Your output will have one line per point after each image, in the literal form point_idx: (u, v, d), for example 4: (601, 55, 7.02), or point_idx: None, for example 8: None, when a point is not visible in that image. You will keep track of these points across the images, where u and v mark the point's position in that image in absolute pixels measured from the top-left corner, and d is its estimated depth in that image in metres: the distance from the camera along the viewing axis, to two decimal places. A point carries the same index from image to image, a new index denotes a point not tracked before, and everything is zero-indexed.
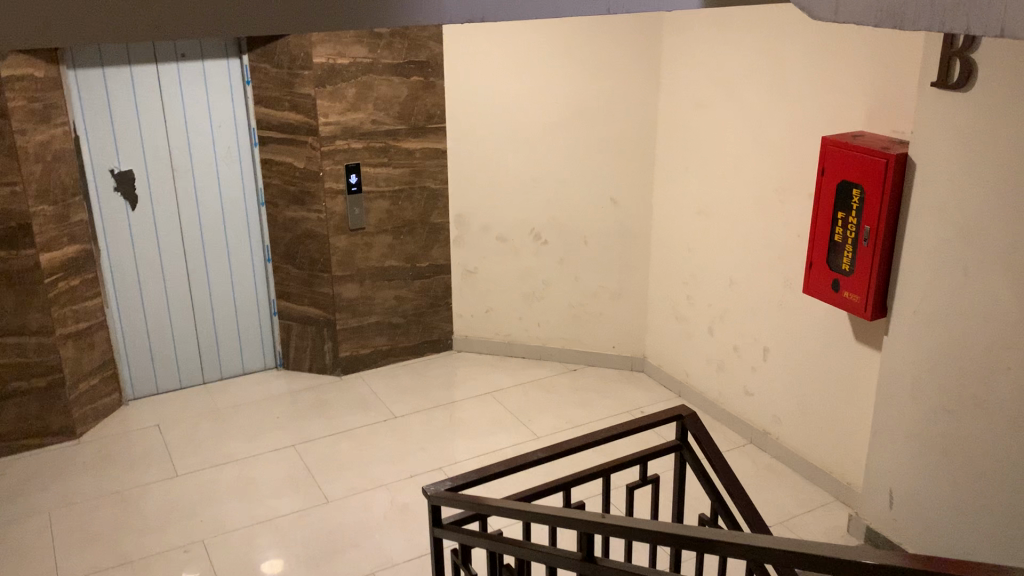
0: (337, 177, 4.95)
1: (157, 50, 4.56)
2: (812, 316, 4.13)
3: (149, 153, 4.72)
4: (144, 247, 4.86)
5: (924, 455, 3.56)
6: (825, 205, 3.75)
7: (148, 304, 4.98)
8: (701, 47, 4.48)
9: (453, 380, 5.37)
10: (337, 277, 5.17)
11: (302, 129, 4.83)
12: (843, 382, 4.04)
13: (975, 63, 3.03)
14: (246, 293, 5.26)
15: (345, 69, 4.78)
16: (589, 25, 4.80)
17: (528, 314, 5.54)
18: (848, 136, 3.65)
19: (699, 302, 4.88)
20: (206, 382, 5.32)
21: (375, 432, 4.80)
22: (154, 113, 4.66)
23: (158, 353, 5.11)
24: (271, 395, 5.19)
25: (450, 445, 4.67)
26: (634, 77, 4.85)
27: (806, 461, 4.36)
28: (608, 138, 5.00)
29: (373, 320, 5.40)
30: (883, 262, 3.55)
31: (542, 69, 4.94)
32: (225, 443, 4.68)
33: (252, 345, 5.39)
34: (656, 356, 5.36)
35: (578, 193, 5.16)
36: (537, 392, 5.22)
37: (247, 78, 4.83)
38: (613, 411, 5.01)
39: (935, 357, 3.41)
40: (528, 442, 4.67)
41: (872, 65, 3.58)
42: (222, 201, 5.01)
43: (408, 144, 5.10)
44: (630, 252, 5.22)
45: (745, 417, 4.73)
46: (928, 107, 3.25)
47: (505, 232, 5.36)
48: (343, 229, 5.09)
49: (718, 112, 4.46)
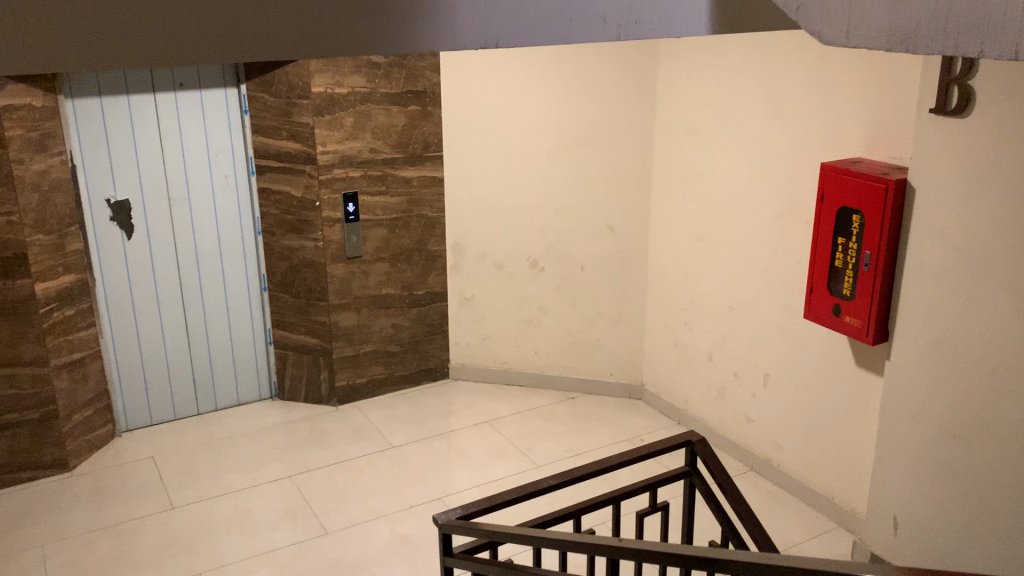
0: (334, 206, 4.94)
1: (155, 80, 4.57)
2: (812, 341, 4.14)
3: (146, 182, 4.70)
4: (139, 276, 4.83)
5: (929, 480, 3.55)
6: (825, 231, 3.78)
7: (143, 335, 4.93)
8: (698, 76, 4.53)
9: (451, 409, 5.33)
10: (334, 305, 5.14)
11: (300, 158, 4.83)
12: (845, 408, 4.04)
13: (972, 90, 3.08)
14: (242, 322, 5.23)
15: (343, 98, 4.79)
16: (586, 54, 4.85)
17: (525, 342, 5.53)
18: (846, 163, 3.69)
19: (698, 328, 4.89)
20: (201, 413, 5.26)
21: (373, 462, 4.75)
22: (152, 142, 4.66)
23: (153, 384, 5.05)
24: (267, 426, 5.13)
25: (450, 474, 4.62)
26: (631, 106, 4.89)
27: (808, 488, 4.35)
28: (605, 165, 5.03)
29: (370, 349, 5.37)
30: (884, 286, 3.57)
31: (539, 98, 4.97)
32: (221, 474, 4.62)
33: (247, 375, 5.34)
34: (654, 383, 5.35)
35: (576, 221, 5.17)
36: (535, 421, 5.19)
37: (245, 108, 4.84)
38: (612, 439, 4.98)
39: (938, 382, 3.41)
40: (528, 471, 4.63)
41: (869, 92, 3.63)
42: (219, 231, 4.99)
43: (405, 172, 5.11)
44: (627, 279, 5.23)
45: (745, 444, 4.71)
46: (926, 133, 3.29)
47: (502, 260, 5.36)
48: (341, 257, 5.08)
49: (716, 139, 4.50)
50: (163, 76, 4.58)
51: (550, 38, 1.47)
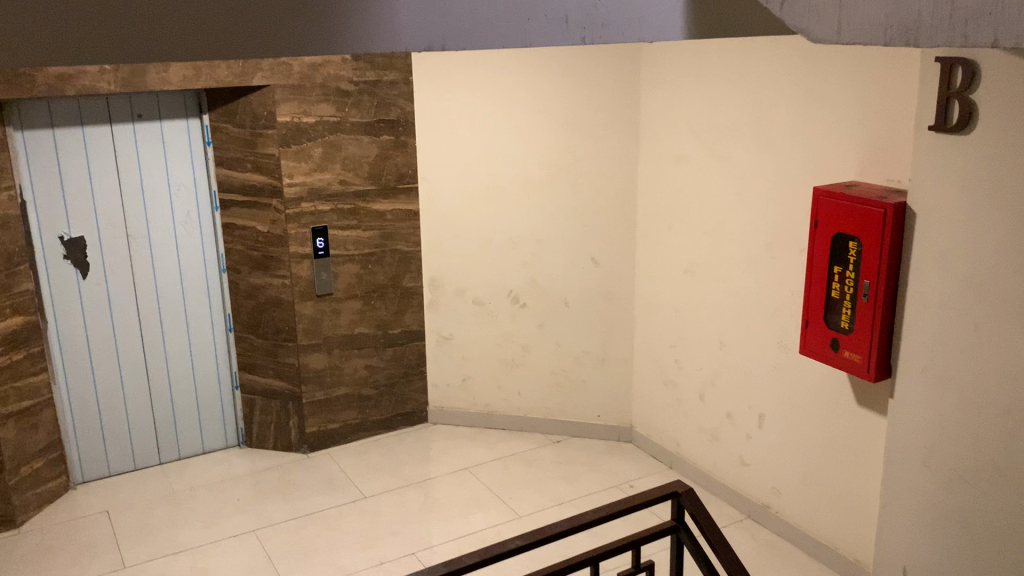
0: (302, 241, 4.69)
1: (112, 110, 4.34)
2: (809, 378, 3.87)
3: (103, 219, 4.45)
4: (96, 319, 4.55)
5: (941, 529, 3.25)
6: (819, 259, 3.51)
7: (101, 381, 4.64)
8: (683, 102, 4.33)
9: (429, 455, 5.02)
10: (302, 346, 4.86)
11: (266, 191, 4.59)
12: (846, 451, 3.76)
13: (975, 105, 2.86)
14: (206, 367, 4.95)
15: (311, 128, 4.56)
16: (564, 81, 4.66)
17: (507, 382, 5.25)
18: (840, 187, 3.45)
19: (688, 366, 4.62)
20: (163, 462, 4.94)
21: (344, 514, 4.43)
22: (108, 177, 4.42)
23: (111, 434, 4.74)
24: (232, 475, 4.81)
25: (425, 527, 4.31)
26: (612, 137, 4.70)
27: (809, 536, 4.04)
28: (588, 196, 4.81)
29: (342, 392, 5.08)
30: (885, 319, 3.30)
31: (517, 126, 4.76)
32: (180, 529, 4.29)
33: (212, 421, 5.04)
34: (644, 425, 5.06)
35: (559, 254, 4.93)
36: (518, 466, 4.89)
37: (208, 139, 4.62)
38: (600, 485, 4.68)
39: (947, 421, 3.14)
40: (509, 523, 4.32)
41: (863, 112, 3.41)
42: (181, 268, 4.73)
43: (378, 206, 4.86)
44: (613, 314, 4.98)
45: (741, 490, 4.41)
46: (925, 153, 3.06)
47: (482, 296, 5.09)
48: (309, 295, 4.80)
49: (703, 167, 4.27)
50: (119, 105, 4.35)
51: (502, 45, 1.26)
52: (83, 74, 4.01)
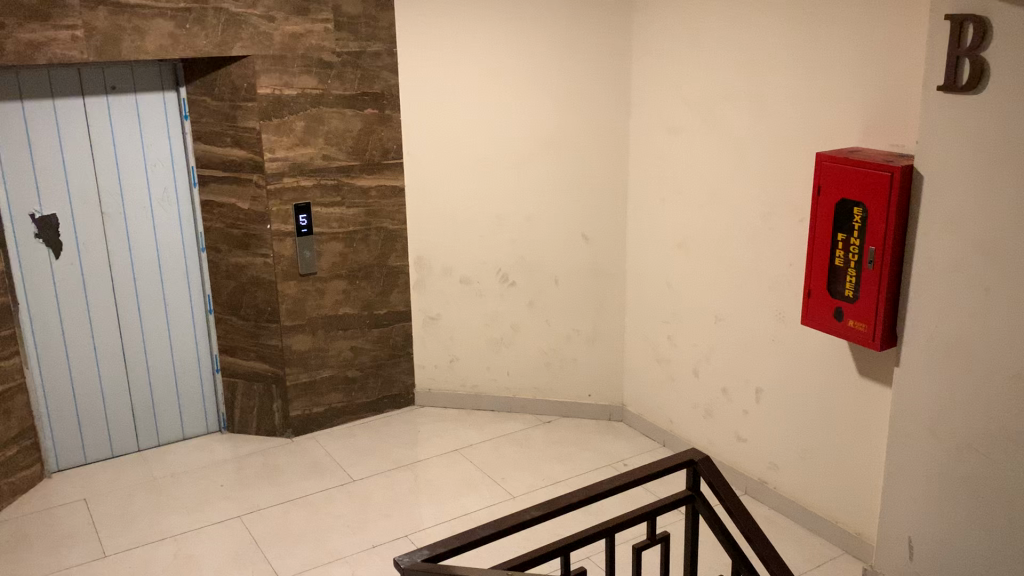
0: (285, 218, 4.53)
1: (84, 82, 4.16)
2: (810, 350, 3.80)
3: (76, 196, 4.27)
4: (70, 301, 4.38)
5: (948, 499, 3.20)
6: (822, 227, 3.42)
7: (75, 365, 4.47)
8: (676, 72, 4.24)
9: (417, 438, 4.90)
10: (286, 328, 4.71)
11: (246, 167, 4.44)
12: (849, 423, 3.70)
13: (987, 62, 2.79)
14: (185, 350, 4.79)
15: (293, 101, 4.41)
16: (552, 53, 4.55)
17: (496, 362, 5.13)
18: (843, 152, 3.37)
19: (682, 342, 4.54)
20: (141, 449, 4.76)
21: (332, 497, 4.30)
22: (81, 152, 4.24)
23: (86, 419, 4.56)
24: (214, 461, 4.65)
25: (417, 508, 4.19)
26: (602, 110, 4.61)
27: (809, 511, 3.97)
28: (577, 169, 4.71)
29: (327, 374, 4.93)
30: (891, 286, 3.23)
31: (505, 99, 4.65)
32: (162, 516, 4.14)
33: (193, 406, 4.88)
34: (636, 404, 4.98)
35: (549, 229, 4.82)
36: (509, 447, 4.78)
37: (185, 113, 4.45)
38: (594, 465, 4.59)
39: (957, 388, 3.08)
40: (503, 503, 4.22)
41: (866, 76, 3.34)
42: (158, 248, 4.56)
43: (362, 182, 4.72)
44: (604, 291, 4.90)
45: (737, 466, 4.33)
46: (933, 115, 2.99)
47: (470, 274, 4.97)
48: (293, 274, 4.65)
49: (698, 138, 4.18)
50: (93, 77, 4.18)
51: None
52: (54, 41, 3.81)
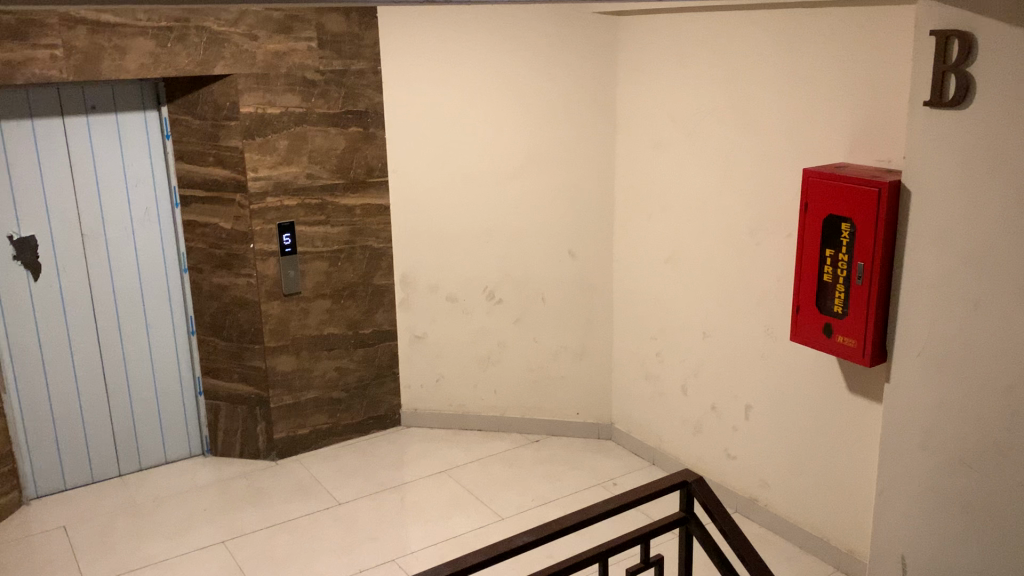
0: (268, 238, 4.48)
1: (64, 102, 4.11)
2: (799, 366, 3.78)
3: (56, 216, 4.21)
4: (49, 323, 4.30)
5: (940, 514, 3.18)
6: (810, 242, 3.40)
7: (55, 389, 4.39)
8: (661, 89, 4.23)
9: (404, 459, 4.83)
10: (270, 348, 4.65)
11: (229, 186, 4.39)
12: (839, 439, 3.67)
13: (972, 77, 2.79)
14: (168, 372, 4.71)
15: (276, 119, 4.37)
16: (537, 70, 4.54)
17: (483, 381, 5.09)
18: (830, 168, 3.36)
19: (670, 359, 4.51)
20: (122, 474, 4.67)
21: (317, 520, 4.23)
22: (60, 172, 4.18)
23: (66, 444, 4.48)
24: (197, 485, 4.57)
25: (404, 531, 4.13)
26: (588, 126, 4.60)
27: (800, 529, 3.94)
28: (563, 186, 4.69)
29: (312, 395, 4.86)
30: (881, 301, 3.21)
31: (490, 116, 4.63)
32: (144, 542, 4.05)
33: (175, 429, 4.79)
34: (625, 421, 4.94)
35: (535, 246, 4.80)
36: (497, 467, 4.73)
37: (167, 132, 4.40)
38: (583, 484, 4.54)
39: (948, 402, 3.06)
40: (491, 524, 4.16)
41: (851, 91, 3.34)
42: (140, 269, 4.50)
43: (347, 201, 4.67)
44: (591, 308, 4.87)
45: (728, 484, 4.30)
46: (920, 130, 2.99)
47: (456, 292, 4.93)
48: (276, 294, 4.59)
49: (683, 154, 4.17)
50: (73, 97, 4.13)
51: None
52: (33, 61, 3.76)
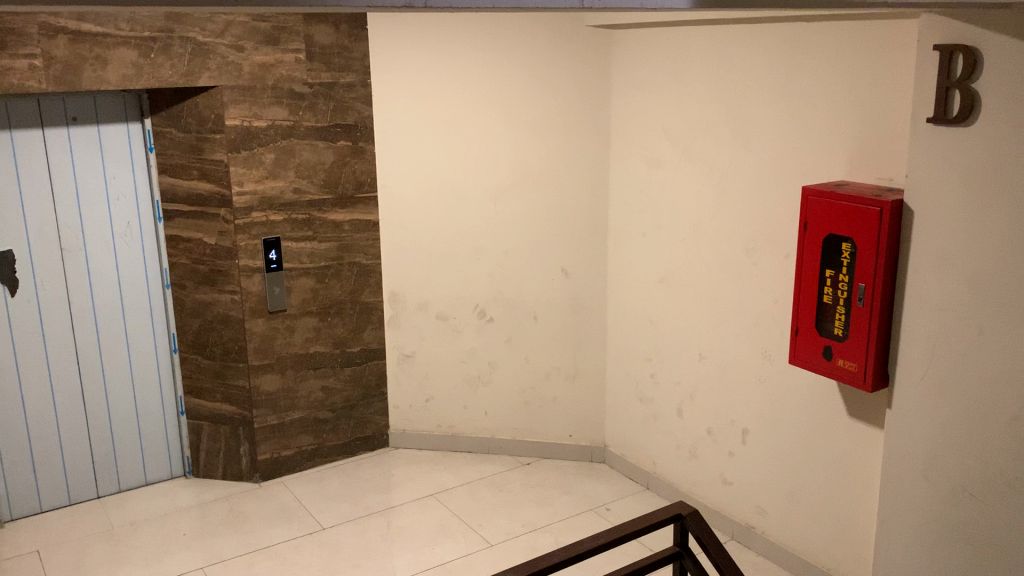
0: (253, 254, 4.37)
1: (43, 113, 4.00)
2: (797, 390, 3.67)
3: (34, 231, 4.09)
4: (26, 341, 4.18)
5: (943, 546, 3.06)
6: (810, 262, 3.29)
7: (31, 408, 4.26)
8: (656, 105, 4.14)
9: (391, 482, 4.70)
10: (253, 367, 4.52)
11: (213, 200, 4.28)
12: (839, 466, 3.56)
13: (978, 94, 2.70)
14: (149, 391, 4.58)
15: (262, 132, 4.27)
16: (530, 84, 4.45)
17: (473, 402, 4.96)
18: (830, 186, 3.26)
19: (665, 381, 4.40)
20: (101, 496, 4.53)
21: (299, 546, 4.10)
22: (39, 185, 4.07)
23: (42, 465, 4.34)
24: (177, 508, 4.43)
25: (389, 558, 4.00)
26: (582, 142, 4.50)
27: (798, 558, 3.81)
28: (556, 203, 4.59)
29: (297, 416, 4.74)
30: (882, 324, 3.10)
31: (481, 131, 4.53)
32: (118, 569, 3.91)
33: (156, 450, 4.66)
34: (618, 444, 4.82)
35: (527, 264, 4.69)
36: (486, 491, 4.60)
37: (150, 145, 4.30)
38: (575, 509, 4.41)
39: (952, 430, 2.95)
40: (479, 552, 4.03)
41: (852, 108, 3.25)
42: (121, 285, 4.38)
43: (335, 216, 4.57)
44: (584, 328, 4.76)
45: (723, 510, 4.18)
46: (923, 147, 2.89)
47: (446, 310, 4.82)
48: (261, 312, 4.47)
49: (679, 172, 4.08)
50: (53, 108, 4.02)
51: None
52: (11, 70, 3.66)
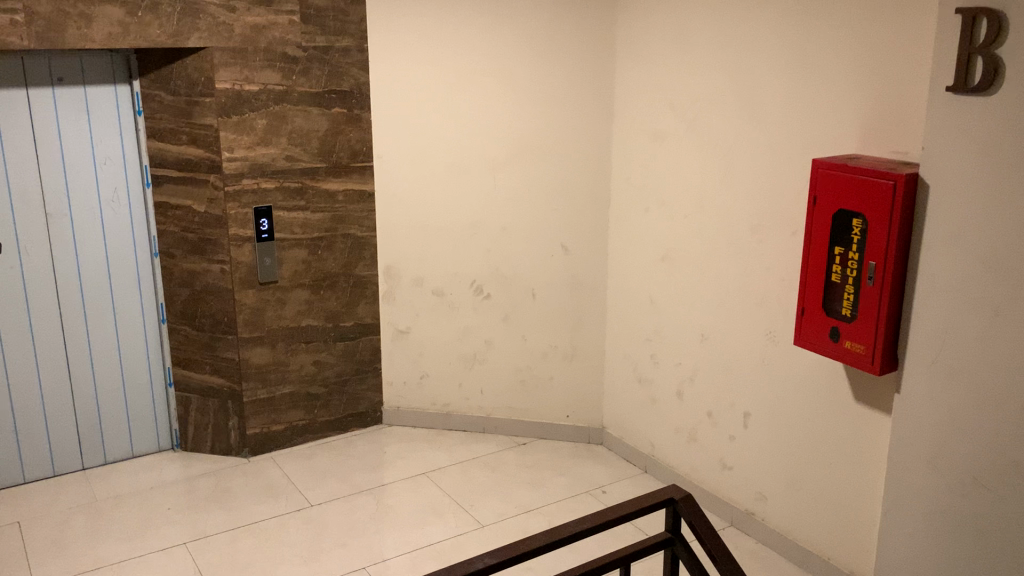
0: (243, 223, 4.24)
1: (28, 72, 3.88)
2: (802, 373, 3.53)
3: (17, 194, 3.98)
4: (8, 307, 4.08)
5: (951, 537, 2.92)
6: (819, 239, 3.15)
7: (13, 376, 4.16)
8: (662, 75, 3.98)
9: (383, 460, 4.59)
10: (243, 340, 4.40)
11: (203, 166, 4.15)
12: (843, 452, 3.42)
13: (1001, 60, 2.54)
14: (136, 362, 4.47)
15: (253, 97, 4.13)
16: (532, 53, 4.29)
17: (469, 379, 4.84)
18: (841, 160, 3.11)
19: (665, 362, 4.26)
20: (86, 468, 4.44)
21: (286, 524, 3.99)
22: (23, 147, 3.94)
23: (25, 435, 4.25)
24: (162, 482, 4.33)
25: (377, 537, 3.88)
26: (584, 114, 4.35)
27: (800, 547, 3.69)
28: (557, 177, 4.44)
29: (288, 390, 4.62)
30: (892, 305, 2.95)
31: (481, 101, 4.38)
32: (100, 543, 3.81)
33: (143, 423, 4.55)
34: (617, 426, 4.69)
35: (526, 239, 4.55)
36: (480, 471, 4.48)
37: (139, 108, 4.16)
38: (570, 491, 4.30)
39: (963, 417, 2.81)
40: (469, 533, 3.92)
41: (866, 77, 3.09)
42: (107, 252, 4.26)
43: (328, 186, 4.43)
44: (584, 306, 4.62)
45: (723, 496, 4.05)
46: (941, 119, 2.73)
47: (443, 286, 4.69)
48: (251, 283, 4.35)
49: (684, 145, 3.92)
50: (38, 67, 3.89)
51: None
52: None
